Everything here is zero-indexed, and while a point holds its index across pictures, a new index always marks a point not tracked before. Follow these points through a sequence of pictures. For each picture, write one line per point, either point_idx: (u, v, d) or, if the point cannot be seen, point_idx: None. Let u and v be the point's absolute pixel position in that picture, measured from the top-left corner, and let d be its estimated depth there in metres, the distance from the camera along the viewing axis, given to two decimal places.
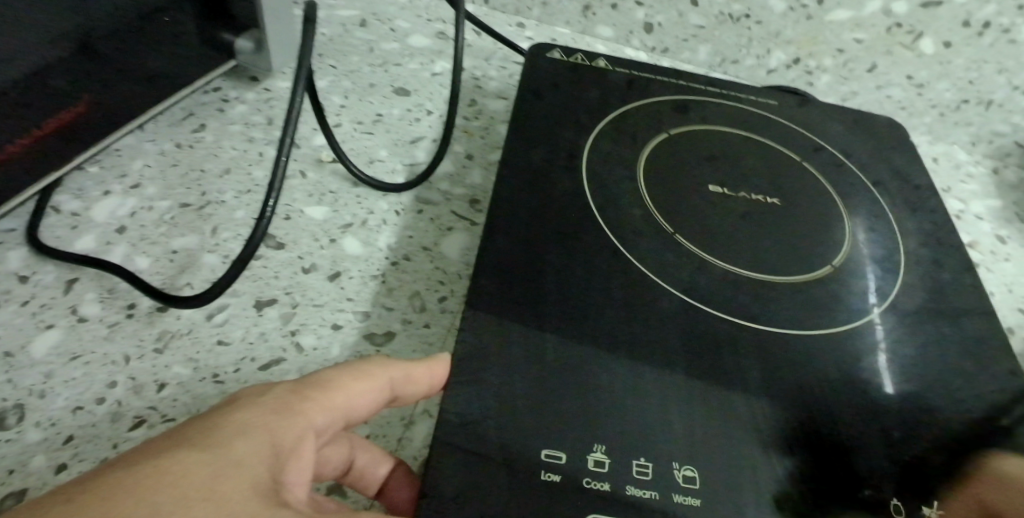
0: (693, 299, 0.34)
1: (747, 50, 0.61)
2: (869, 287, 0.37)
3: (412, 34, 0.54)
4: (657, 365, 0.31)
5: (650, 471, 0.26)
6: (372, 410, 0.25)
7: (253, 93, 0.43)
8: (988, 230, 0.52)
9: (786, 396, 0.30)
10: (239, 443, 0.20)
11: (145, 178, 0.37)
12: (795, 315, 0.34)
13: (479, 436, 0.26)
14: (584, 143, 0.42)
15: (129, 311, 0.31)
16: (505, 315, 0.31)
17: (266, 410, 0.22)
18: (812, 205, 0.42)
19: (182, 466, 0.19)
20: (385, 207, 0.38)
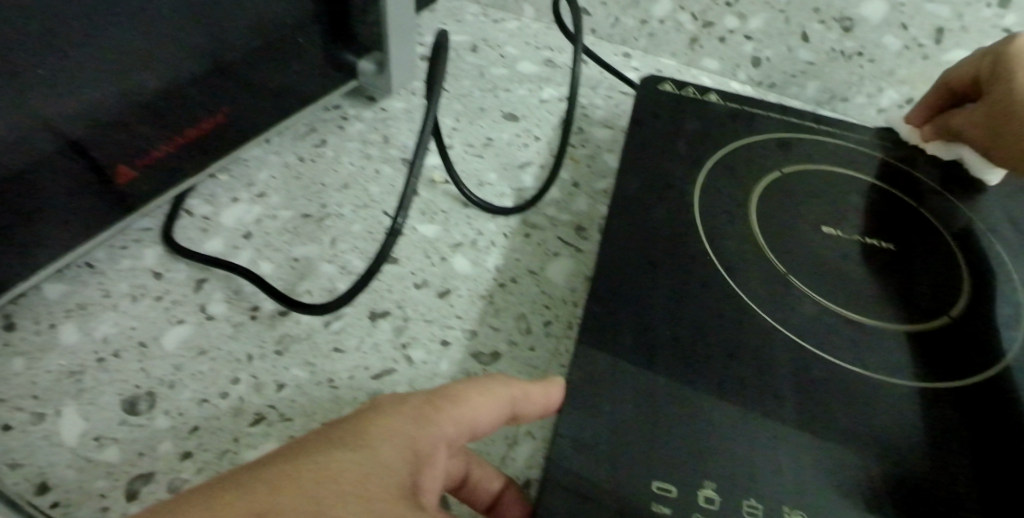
0: (809, 343, 0.32)
1: (858, 88, 0.59)
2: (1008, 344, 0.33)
3: (519, 60, 0.55)
4: (772, 407, 0.29)
5: (761, 511, 0.25)
6: (495, 426, 0.25)
7: (370, 113, 0.45)
8: None
9: (913, 455, 0.28)
10: (382, 448, 0.21)
11: (271, 188, 0.39)
12: (923, 369, 0.32)
13: (586, 460, 0.26)
14: (696, 176, 0.41)
15: (253, 313, 0.32)
16: (612, 345, 0.31)
17: (404, 417, 0.22)
18: (944, 249, 0.39)
19: (337, 464, 0.20)
20: (493, 228, 0.39)
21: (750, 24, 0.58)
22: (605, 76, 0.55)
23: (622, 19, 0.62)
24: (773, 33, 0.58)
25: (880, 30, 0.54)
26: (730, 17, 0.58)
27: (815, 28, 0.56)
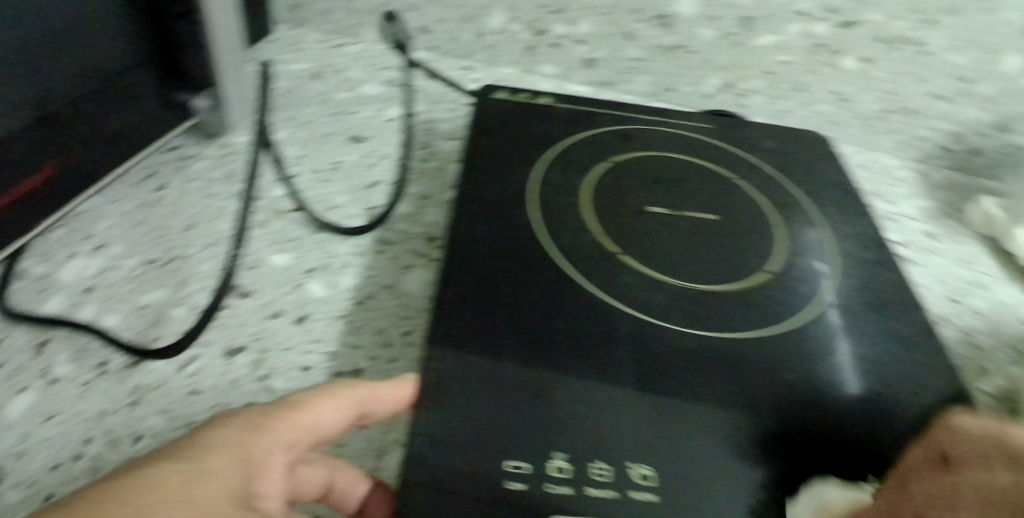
0: (642, 313, 0.36)
1: (683, 78, 0.66)
2: (808, 290, 0.39)
3: (362, 83, 0.58)
4: (609, 376, 0.32)
5: (608, 473, 0.28)
6: (341, 429, 0.27)
7: (213, 150, 0.46)
8: (917, 229, 0.60)
9: (734, 397, 0.31)
10: (210, 459, 0.22)
11: (112, 237, 0.37)
12: (738, 320, 0.36)
13: (442, 455, 0.28)
14: (532, 175, 0.45)
15: (102, 369, 0.31)
16: (461, 343, 0.33)
17: (238, 430, 0.24)
18: (751, 217, 0.45)
19: (156, 480, 0.21)
20: (345, 249, 0.40)
21: (578, 29, 0.64)
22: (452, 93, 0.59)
23: (459, 35, 0.66)
24: (598, 36, 0.64)
25: (694, 23, 0.62)
26: (559, 23, 0.64)
27: (636, 28, 0.63)
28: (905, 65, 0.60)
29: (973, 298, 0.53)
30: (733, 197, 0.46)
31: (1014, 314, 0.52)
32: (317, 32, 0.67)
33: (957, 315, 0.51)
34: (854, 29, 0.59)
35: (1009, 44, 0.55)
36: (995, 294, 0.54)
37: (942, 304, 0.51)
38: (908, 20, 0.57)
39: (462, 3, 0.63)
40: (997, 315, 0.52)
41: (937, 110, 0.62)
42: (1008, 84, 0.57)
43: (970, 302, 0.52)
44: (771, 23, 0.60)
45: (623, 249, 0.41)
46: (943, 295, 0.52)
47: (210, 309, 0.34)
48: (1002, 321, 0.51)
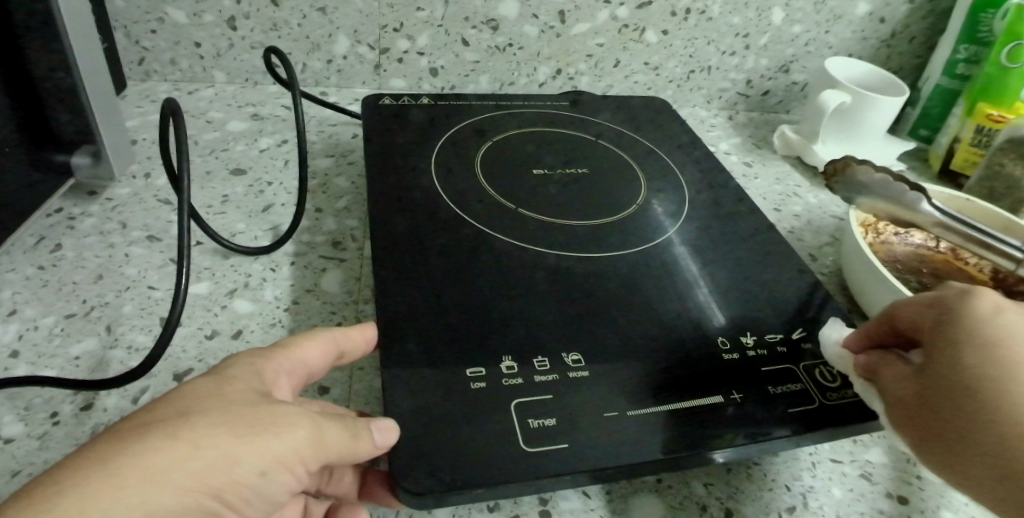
0: (543, 250, 0.47)
1: (519, 71, 0.76)
2: (656, 220, 0.54)
3: (227, 121, 0.61)
4: (529, 300, 0.42)
5: (547, 363, 0.37)
6: (323, 362, 0.33)
7: (97, 205, 0.47)
8: (736, 160, 0.74)
9: (617, 296, 0.44)
10: (232, 369, 0.28)
11: (21, 302, 0.39)
12: (611, 245, 0.49)
13: (415, 379, 0.34)
14: (428, 175, 0.54)
15: (55, 419, 0.33)
16: (408, 301, 0.40)
17: (250, 356, 0.30)
18: (607, 182, 0.58)
19: (190, 388, 0.27)
20: (260, 267, 0.44)
21: (419, 42, 0.71)
22: (337, 114, 0.66)
23: (309, 63, 0.70)
24: (438, 46, 0.71)
25: (519, 24, 0.71)
26: (401, 40, 0.70)
27: (471, 34, 0.71)
28: (694, 32, 0.75)
29: (792, 205, 0.67)
30: (591, 169, 0.60)
31: (824, 212, 0.67)
32: (166, 82, 0.68)
33: (783, 220, 0.65)
34: (648, 9, 0.72)
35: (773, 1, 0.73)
36: (807, 199, 0.69)
37: (771, 215, 0.65)
38: None
39: (307, 35, 0.68)
40: (811, 214, 0.66)
41: (731, 65, 0.79)
42: (775, 34, 0.76)
43: (790, 208, 0.67)
44: (582, 15, 0.72)
45: (519, 213, 0.51)
46: (770, 207, 0.66)
47: (171, 321, 0.35)
48: (815, 218, 0.66)
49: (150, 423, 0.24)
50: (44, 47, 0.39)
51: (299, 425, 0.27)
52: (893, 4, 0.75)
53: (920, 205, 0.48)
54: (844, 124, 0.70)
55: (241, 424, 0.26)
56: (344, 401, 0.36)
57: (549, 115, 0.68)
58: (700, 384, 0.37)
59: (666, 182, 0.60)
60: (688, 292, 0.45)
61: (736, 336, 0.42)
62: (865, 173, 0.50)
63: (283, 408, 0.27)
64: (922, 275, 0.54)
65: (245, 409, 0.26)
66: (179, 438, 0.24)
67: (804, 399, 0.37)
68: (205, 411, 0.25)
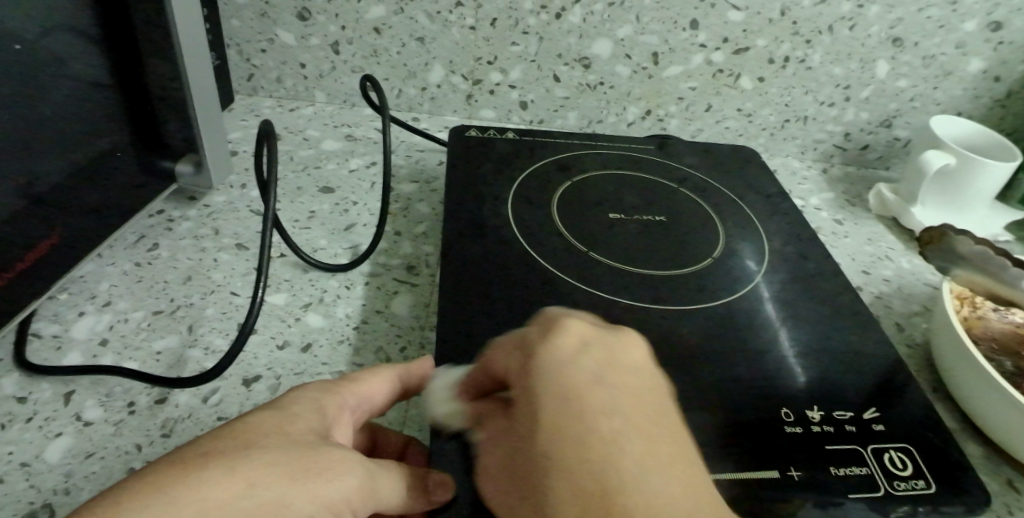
0: (614, 297, 0.45)
1: (608, 110, 0.75)
2: (743, 272, 0.51)
3: (323, 140, 0.64)
4: None
5: None
6: (389, 400, 0.31)
7: (195, 211, 0.51)
8: (826, 217, 0.70)
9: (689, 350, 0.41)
10: (299, 403, 0.27)
11: (117, 295, 0.41)
12: (690, 297, 0.47)
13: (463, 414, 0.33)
14: (505, 208, 0.54)
15: (131, 408, 0.34)
16: (467, 333, 0.39)
17: (320, 389, 0.28)
18: (687, 230, 0.56)
19: (257, 419, 0.25)
20: (335, 283, 0.45)
21: (511, 76, 0.72)
22: (426, 141, 0.67)
23: (404, 90, 0.73)
24: (529, 80, 0.72)
25: (611, 63, 0.71)
26: (493, 72, 0.71)
27: (562, 70, 0.72)
28: (793, 81, 0.72)
29: (882, 268, 0.62)
30: (670, 215, 0.58)
31: (916, 279, 0.61)
32: (271, 98, 0.72)
33: (870, 284, 0.60)
34: (745, 54, 0.70)
35: (879, 54, 0.69)
36: (898, 263, 0.63)
37: (857, 277, 0.60)
38: (787, 44, 0.69)
39: (404, 62, 0.70)
40: (901, 280, 0.61)
41: (828, 116, 0.75)
42: (882, 87, 0.71)
43: (878, 271, 0.62)
44: (675, 57, 0.71)
45: (589, 255, 0.50)
46: (857, 268, 0.61)
47: (242, 331, 0.37)
48: (907, 285, 0.60)
49: (213, 455, 0.22)
50: (159, 56, 0.43)
51: (353, 476, 0.25)
52: (1010, 62, 0.68)
53: (1022, 282, 0.43)
54: (947, 188, 0.64)
55: (302, 466, 0.24)
56: (400, 425, 0.36)
57: (636, 157, 0.67)
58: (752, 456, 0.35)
59: (753, 234, 0.56)
60: (773, 356, 0.42)
61: (803, 407, 0.38)
62: (962, 244, 0.45)
63: (343, 453, 0.25)
64: (1022, 359, 0.46)
65: (309, 449, 0.24)
66: (240, 475, 0.22)
67: (868, 486, 0.34)
68: (270, 447, 0.24)
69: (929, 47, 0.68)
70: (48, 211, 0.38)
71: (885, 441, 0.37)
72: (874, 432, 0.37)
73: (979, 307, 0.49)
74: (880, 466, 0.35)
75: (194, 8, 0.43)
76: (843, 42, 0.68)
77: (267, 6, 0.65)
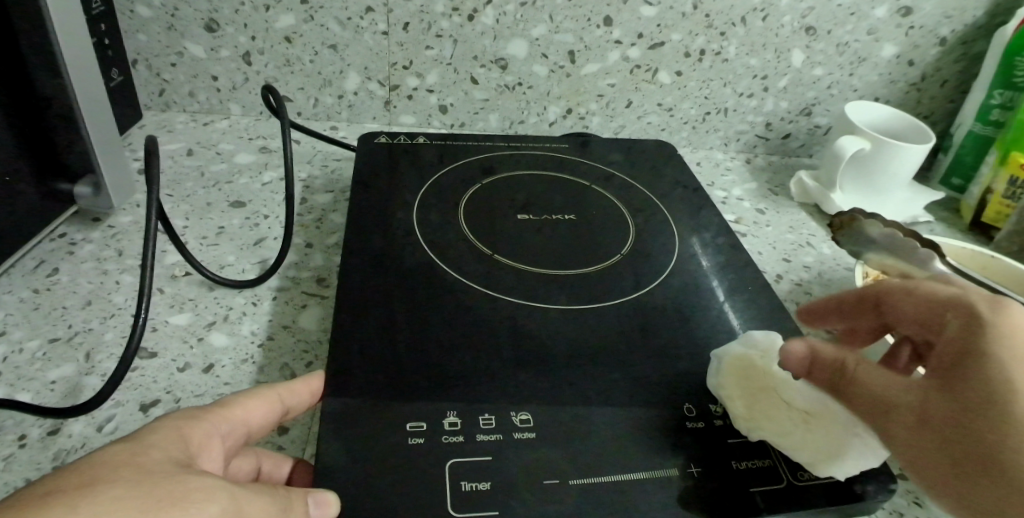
0: (521, 300, 0.48)
1: (529, 110, 0.77)
2: (644, 266, 0.54)
3: (236, 153, 0.64)
4: (494, 351, 0.42)
5: (493, 421, 0.37)
6: (267, 417, 0.33)
7: (98, 232, 0.50)
8: (749, 207, 0.73)
9: (590, 346, 0.44)
10: (156, 435, 0.28)
11: (11, 324, 0.41)
12: (594, 294, 0.49)
13: (359, 430, 0.35)
14: (411, 214, 0.55)
15: (22, 441, 0.34)
16: (369, 347, 0.40)
17: (182, 420, 0.30)
18: (596, 229, 0.58)
19: (107, 454, 0.26)
20: (242, 300, 0.45)
21: (427, 80, 0.73)
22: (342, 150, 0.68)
23: (321, 98, 0.72)
24: (446, 84, 0.73)
25: (528, 63, 0.73)
26: (410, 77, 0.72)
27: (479, 73, 0.73)
28: (709, 73, 0.75)
29: (802, 256, 0.66)
30: (580, 214, 0.60)
31: (836, 263, 0.66)
32: (184, 113, 0.71)
33: (790, 271, 0.64)
34: (660, 50, 0.73)
35: (793, 43, 0.73)
36: (820, 249, 0.68)
37: (778, 265, 0.64)
38: (702, 37, 0.72)
39: (319, 71, 0.70)
40: (822, 266, 0.65)
41: (748, 107, 0.79)
42: (798, 75, 0.75)
43: (800, 258, 0.66)
44: (592, 55, 0.73)
45: (495, 259, 0.52)
46: (777, 257, 0.65)
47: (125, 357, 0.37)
48: (826, 271, 0.64)
49: (48, 496, 0.23)
50: (49, 75, 0.42)
51: (215, 501, 0.26)
52: (924, 46, 0.73)
53: (931, 263, 0.46)
54: (864, 174, 0.69)
55: (156, 495, 0.25)
56: (303, 442, 0.37)
57: (556, 157, 0.69)
58: (660, 455, 0.36)
59: (660, 229, 0.59)
60: (667, 348, 0.45)
61: (705, 403, 0.40)
62: (874, 228, 0.49)
63: (205, 479, 0.26)
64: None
65: (165, 477, 0.26)
66: (83, 508, 0.23)
67: (771, 478, 0.36)
68: (119, 480, 0.25)
69: (842, 34, 0.72)
70: None
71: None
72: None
73: None
74: (782, 457, 0.37)
75: (80, 23, 0.42)
76: (756, 33, 0.72)
77: (172, 18, 0.64)
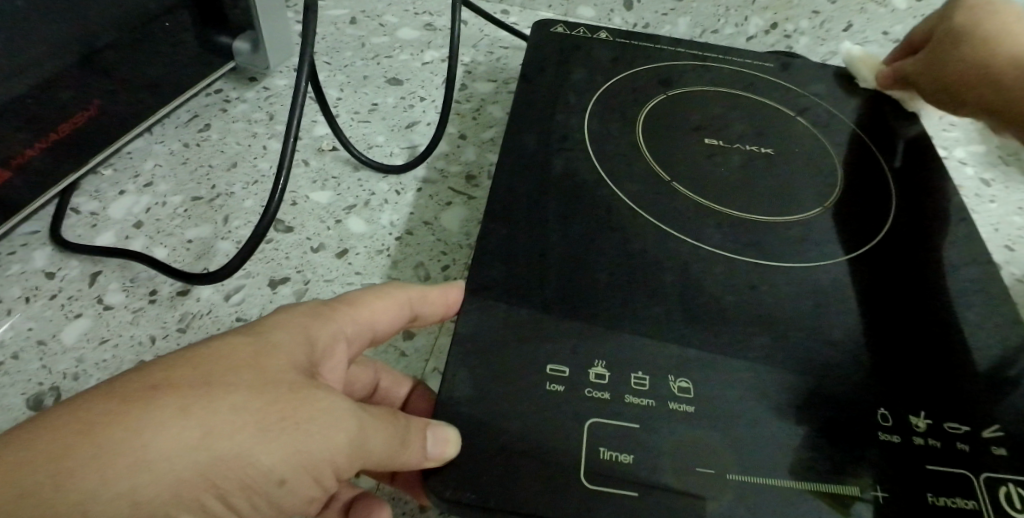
0: (698, 240, 0.38)
1: (727, 18, 0.63)
2: (864, 222, 0.42)
3: (399, 27, 0.58)
4: (654, 296, 0.34)
5: (647, 381, 0.29)
6: (394, 325, 0.29)
7: (253, 93, 0.47)
8: (972, 175, 0.56)
9: (787, 313, 0.34)
10: (279, 331, 0.24)
11: (158, 176, 0.39)
12: (796, 249, 0.39)
13: (489, 361, 0.29)
14: (582, 118, 0.47)
15: (152, 297, 0.32)
16: (513, 266, 0.34)
17: (307, 315, 0.26)
18: (804, 169, 0.46)
19: (226, 346, 0.23)
20: (385, 187, 0.40)
21: None
22: (512, 37, 0.59)
23: None
24: None
25: None
26: None
27: None
28: None
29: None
30: (784, 148, 0.48)
31: None
32: None
33: (1013, 264, 0.48)
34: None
35: None
36: None
37: (999, 254, 0.48)
38: None
39: None
40: None
41: None
42: None
43: None
44: None
45: (671, 186, 0.42)
46: (998, 241, 0.49)
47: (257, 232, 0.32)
48: None
49: (168, 386, 0.21)
50: None
51: (338, 431, 0.22)
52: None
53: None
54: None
55: (269, 414, 0.21)
56: (426, 354, 0.33)
57: (761, 77, 0.56)
58: (833, 466, 0.27)
59: (888, 180, 0.46)
60: (898, 336, 0.34)
61: (905, 409, 0.30)
62: None
63: (324, 397, 0.23)
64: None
65: (282, 389, 0.22)
66: (192, 418, 0.20)
67: None
68: (233, 385, 0.21)
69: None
70: (101, 79, 0.36)
71: (1002, 471, 0.28)
72: (991, 458, 0.28)
73: None
74: (993, 506, 0.27)
75: None
76: None
77: None
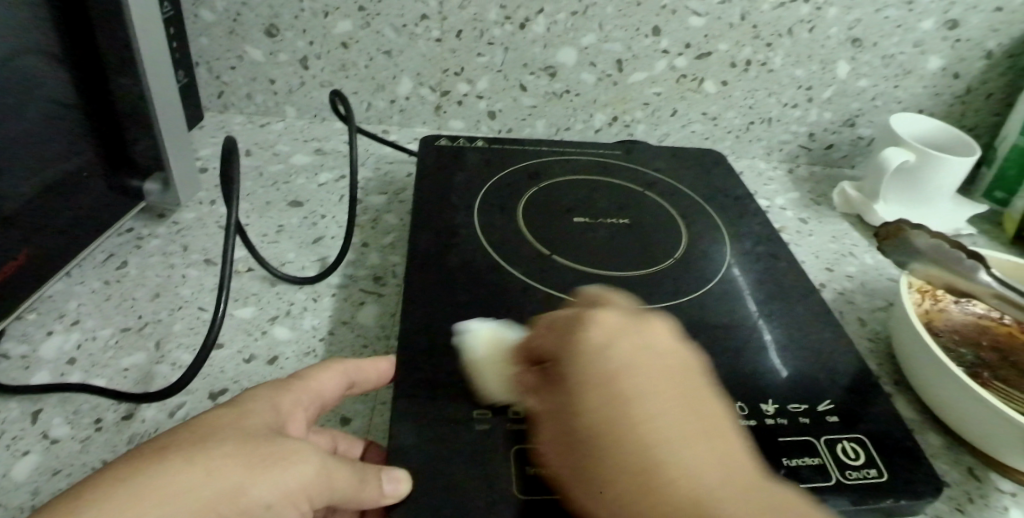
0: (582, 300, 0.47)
1: (575, 117, 0.76)
2: (704, 269, 0.53)
3: (292, 154, 0.65)
4: None
5: None
6: (339, 393, 0.34)
7: (163, 228, 0.51)
8: (791, 216, 0.70)
9: None
10: (250, 402, 0.30)
11: (83, 314, 0.42)
12: (657, 295, 0.49)
13: (419, 418, 0.35)
14: (475, 215, 0.55)
15: (98, 425, 0.35)
16: (430, 339, 0.40)
17: (269, 389, 0.31)
18: (651, 233, 0.57)
19: (212, 417, 0.28)
20: (302, 295, 0.46)
21: (478, 86, 0.73)
22: (395, 153, 0.69)
23: (374, 102, 0.74)
24: (497, 90, 0.74)
25: (577, 71, 0.73)
26: (461, 83, 0.73)
27: (529, 80, 0.73)
28: (754, 83, 0.73)
29: (843, 265, 0.63)
30: (635, 218, 0.59)
31: (879, 273, 0.62)
32: (241, 114, 0.73)
33: (833, 280, 0.60)
34: (707, 60, 0.72)
35: (840, 54, 0.70)
36: (862, 259, 0.64)
37: (820, 274, 0.61)
38: (749, 48, 0.70)
39: (373, 76, 0.71)
40: (865, 276, 0.62)
41: (793, 117, 0.76)
42: (842, 86, 0.73)
43: (841, 267, 0.62)
44: (639, 64, 0.72)
45: (551, 259, 0.51)
46: (819, 265, 0.62)
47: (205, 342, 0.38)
48: (869, 281, 0.61)
49: (170, 448, 0.26)
50: (119, 75, 0.43)
51: (307, 464, 0.28)
52: (971, 58, 0.70)
53: (977, 273, 0.43)
54: (906, 184, 0.66)
55: (255, 457, 0.27)
56: (364, 433, 0.38)
57: (606, 163, 0.69)
58: None
59: (711, 234, 0.58)
60: (732, 351, 0.44)
61: (758, 401, 0.40)
62: (919, 239, 0.44)
63: (296, 443, 0.29)
64: (981, 348, 0.47)
65: (260, 441, 0.28)
66: (195, 465, 0.26)
67: (819, 473, 0.35)
68: (223, 439, 0.27)
69: (889, 46, 0.70)
70: (16, 233, 0.39)
71: (840, 433, 0.38)
72: (827, 424, 0.39)
73: (940, 300, 0.50)
74: (831, 456, 0.36)
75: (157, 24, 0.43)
76: (803, 43, 0.70)
77: (235, 23, 0.66)
